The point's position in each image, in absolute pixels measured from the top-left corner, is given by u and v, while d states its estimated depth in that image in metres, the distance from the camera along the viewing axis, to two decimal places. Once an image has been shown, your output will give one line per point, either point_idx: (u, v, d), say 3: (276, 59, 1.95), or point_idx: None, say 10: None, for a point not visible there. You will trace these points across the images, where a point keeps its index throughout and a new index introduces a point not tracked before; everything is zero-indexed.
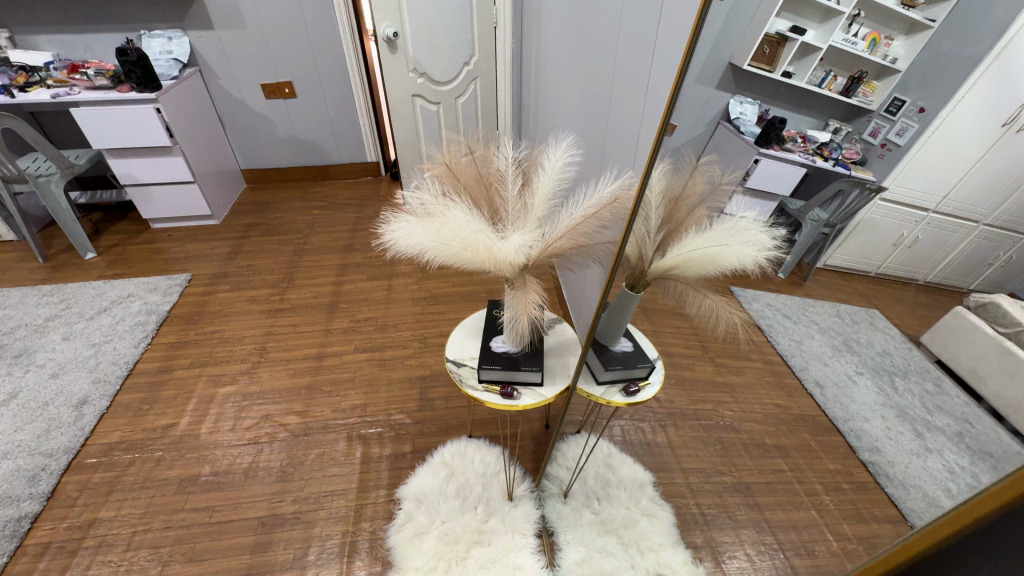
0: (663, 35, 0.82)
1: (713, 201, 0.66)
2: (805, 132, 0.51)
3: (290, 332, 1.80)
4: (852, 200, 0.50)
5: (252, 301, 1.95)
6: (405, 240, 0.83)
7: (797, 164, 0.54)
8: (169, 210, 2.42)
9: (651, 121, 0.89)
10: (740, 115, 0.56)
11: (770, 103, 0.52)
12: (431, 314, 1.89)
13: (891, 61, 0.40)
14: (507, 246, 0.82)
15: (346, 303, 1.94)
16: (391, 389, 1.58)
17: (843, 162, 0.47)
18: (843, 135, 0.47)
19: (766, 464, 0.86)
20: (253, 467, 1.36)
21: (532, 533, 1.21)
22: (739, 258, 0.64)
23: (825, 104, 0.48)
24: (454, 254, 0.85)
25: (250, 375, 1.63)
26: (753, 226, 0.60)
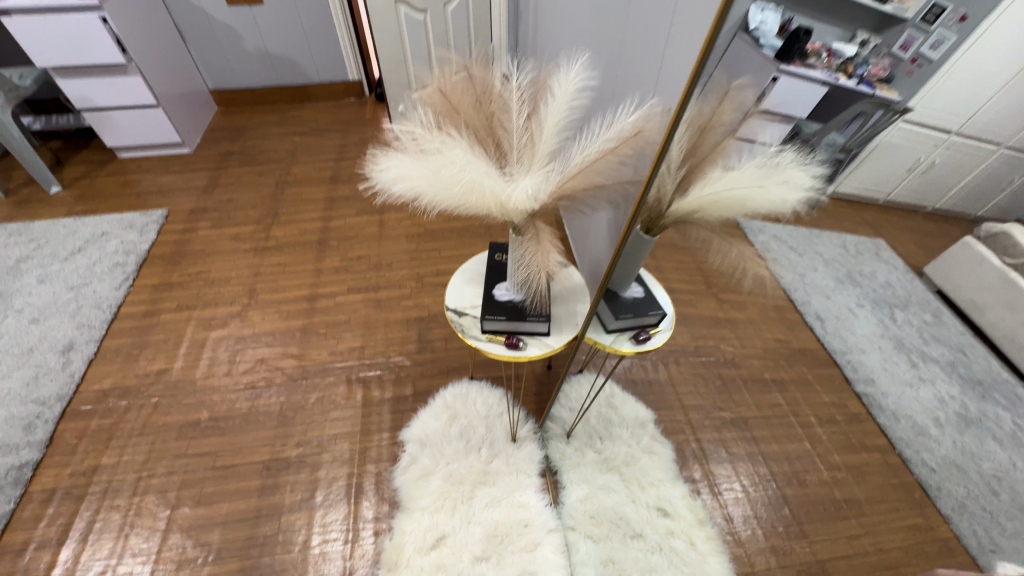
0: None
1: (743, 132, 0.57)
2: (831, 45, 0.43)
3: (280, 272, 1.72)
4: (872, 123, 0.46)
5: (236, 239, 1.85)
6: (400, 183, 0.73)
7: (818, 82, 0.46)
8: (134, 137, 2.22)
9: (684, 34, 0.75)
10: (761, 24, 0.47)
11: (794, 10, 0.43)
12: (427, 251, 1.80)
13: None
14: (517, 191, 0.73)
15: (336, 241, 1.83)
16: (389, 331, 1.54)
17: (868, 81, 0.43)
18: (871, 48, 0.41)
19: (762, 396, 1.27)
20: (253, 412, 1.34)
21: (536, 472, 1.22)
22: (774, 200, 0.57)
23: (854, 14, 0.40)
24: (455, 199, 0.76)
25: (242, 318, 1.57)
26: (787, 162, 0.54)
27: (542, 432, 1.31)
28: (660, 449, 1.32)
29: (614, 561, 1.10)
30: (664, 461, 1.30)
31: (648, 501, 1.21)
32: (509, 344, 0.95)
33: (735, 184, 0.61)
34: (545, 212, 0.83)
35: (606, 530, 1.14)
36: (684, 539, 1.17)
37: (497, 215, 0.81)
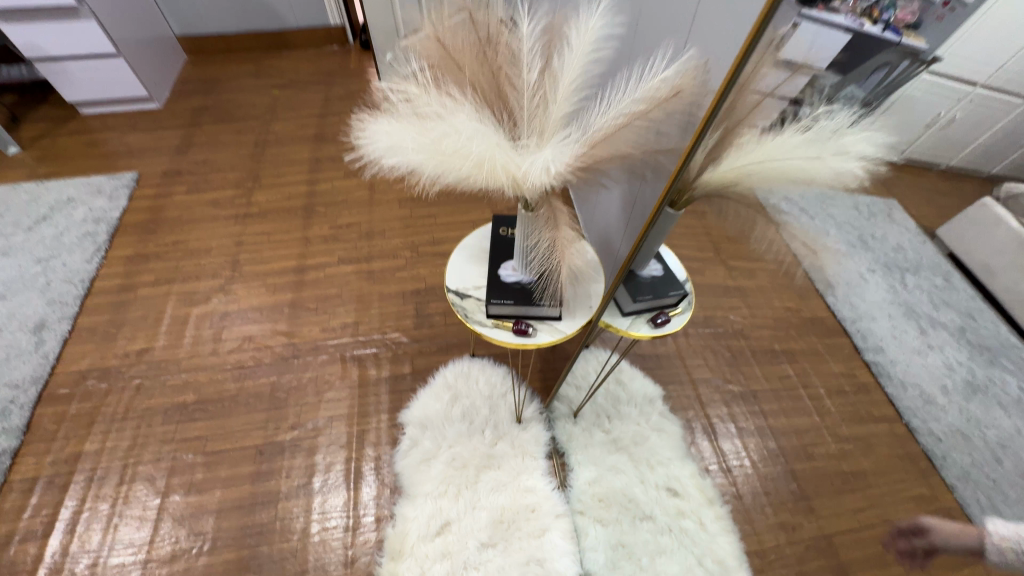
0: None
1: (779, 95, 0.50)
2: None
3: (264, 242, 1.60)
4: (897, 72, 0.42)
5: (216, 205, 1.71)
6: (395, 155, 0.63)
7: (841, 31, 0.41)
8: (96, 91, 2.02)
9: None
10: None
11: None
12: (422, 217, 1.68)
13: None
14: (532, 166, 0.64)
15: (323, 207, 1.71)
16: (384, 305, 1.45)
17: (895, 27, 0.39)
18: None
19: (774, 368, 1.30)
20: (242, 394, 1.27)
21: (542, 455, 1.17)
22: (834, 171, 0.51)
23: None
24: (459, 174, 0.66)
25: (226, 292, 1.47)
26: (838, 125, 0.49)
27: (548, 412, 1.25)
28: (670, 427, 1.26)
29: (624, 545, 1.07)
30: (675, 439, 1.24)
31: (657, 481, 1.17)
32: (516, 331, 0.87)
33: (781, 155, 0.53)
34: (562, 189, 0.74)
35: (615, 513, 1.11)
36: (695, 520, 1.14)
37: (507, 192, 0.72)
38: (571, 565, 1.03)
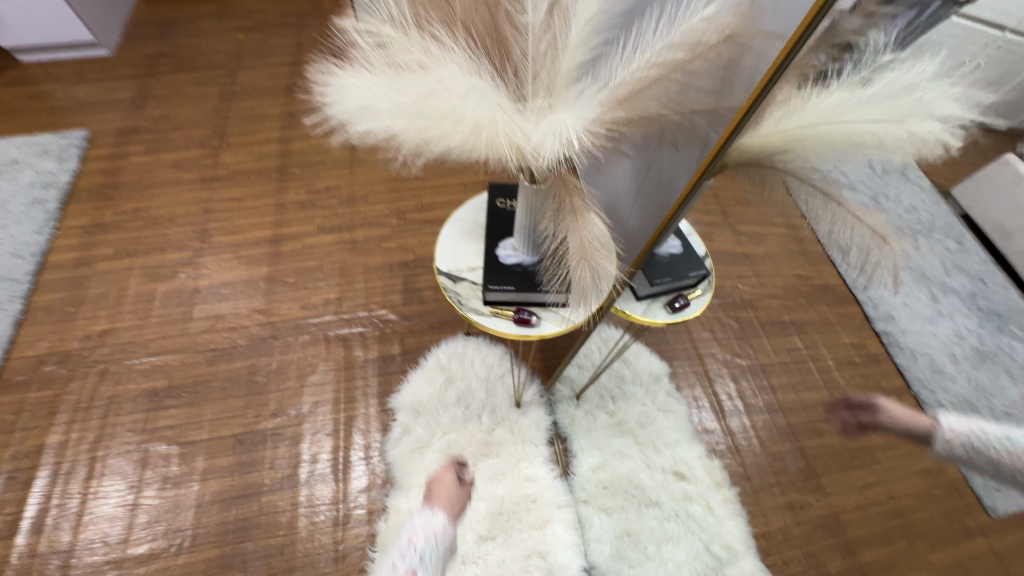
0: None
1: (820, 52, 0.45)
2: None
3: (235, 210, 1.46)
4: (929, 13, 0.41)
5: (180, 167, 1.55)
6: (372, 118, 0.53)
7: None
8: (34, 35, 1.78)
9: None
10: None
11: None
12: (409, 179, 1.53)
13: None
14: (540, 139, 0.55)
15: (299, 168, 1.55)
16: (369, 279, 1.33)
17: None
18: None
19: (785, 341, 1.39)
20: (217, 378, 1.17)
21: (544, 441, 1.10)
22: (915, 132, 0.45)
23: None
24: (452, 143, 0.56)
25: (195, 266, 1.34)
26: (914, 77, 0.45)
27: (548, 394, 1.17)
28: (676, 407, 1.21)
29: (630, 534, 1.03)
30: (680, 420, 1.19)
31: (663, 465, 1.11)
32: (519, 320, 0.77)
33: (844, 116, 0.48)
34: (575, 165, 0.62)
35: (620, 500, 1.06)
36: (701, 504, 1.10)
37: (508, 163, 0.61)
38: (575, 557, 0.98)
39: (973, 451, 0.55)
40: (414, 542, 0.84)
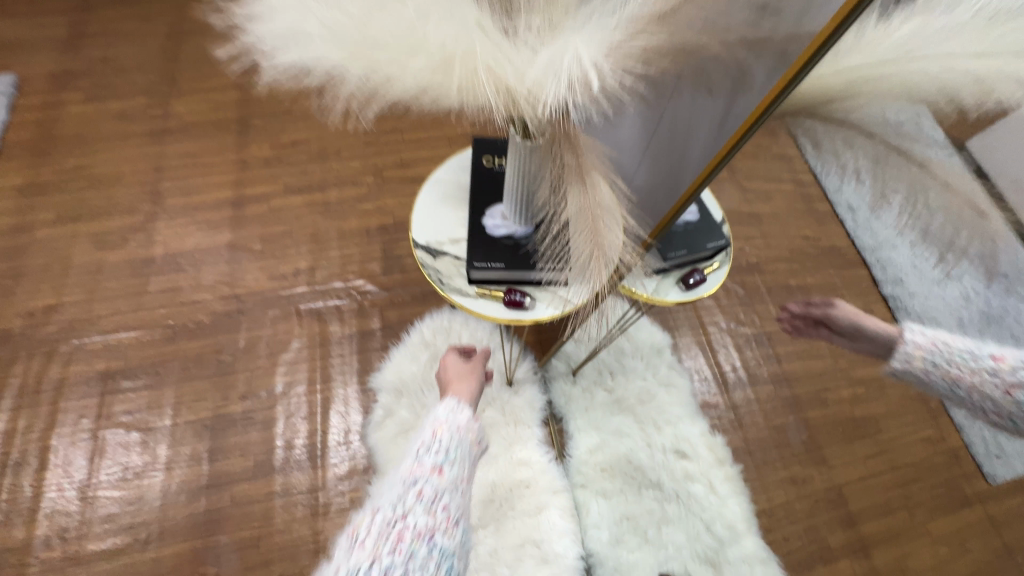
0: None
1: None
2: None
3: (190, 167, 1.30)
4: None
5: (124, 117, 1.36)
6: (308, 44, 0.41)
7: None
8: None
9: None
10: None
11: None
12: (386, 131, 1.36)
13: None
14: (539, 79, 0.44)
15: (261, 119, 1.37)
16: (344, 246, 1.21)
17: None
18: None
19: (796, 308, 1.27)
20: (179, 358, 1.07)
21: (537, 422, 1.04)
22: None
23: None
24: (416, 82, 0.44)
25: (148, 233, 1.20)
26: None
27: (543, 371, 1.09)
28: (680, 380, 1.11)
29: (628, 518, 0.97)
30: (684, 395, 1.11)
31: (664, 444, 1.04)
32: (511, 304, 0.68)
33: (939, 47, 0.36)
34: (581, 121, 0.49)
35: (619, 483, 1.00)
36: (704, 483, 1.03)
37: (497, 116, 0.49)
38: (570, 546, 0.94)
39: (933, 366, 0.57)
40: (438, 434, 0.74)
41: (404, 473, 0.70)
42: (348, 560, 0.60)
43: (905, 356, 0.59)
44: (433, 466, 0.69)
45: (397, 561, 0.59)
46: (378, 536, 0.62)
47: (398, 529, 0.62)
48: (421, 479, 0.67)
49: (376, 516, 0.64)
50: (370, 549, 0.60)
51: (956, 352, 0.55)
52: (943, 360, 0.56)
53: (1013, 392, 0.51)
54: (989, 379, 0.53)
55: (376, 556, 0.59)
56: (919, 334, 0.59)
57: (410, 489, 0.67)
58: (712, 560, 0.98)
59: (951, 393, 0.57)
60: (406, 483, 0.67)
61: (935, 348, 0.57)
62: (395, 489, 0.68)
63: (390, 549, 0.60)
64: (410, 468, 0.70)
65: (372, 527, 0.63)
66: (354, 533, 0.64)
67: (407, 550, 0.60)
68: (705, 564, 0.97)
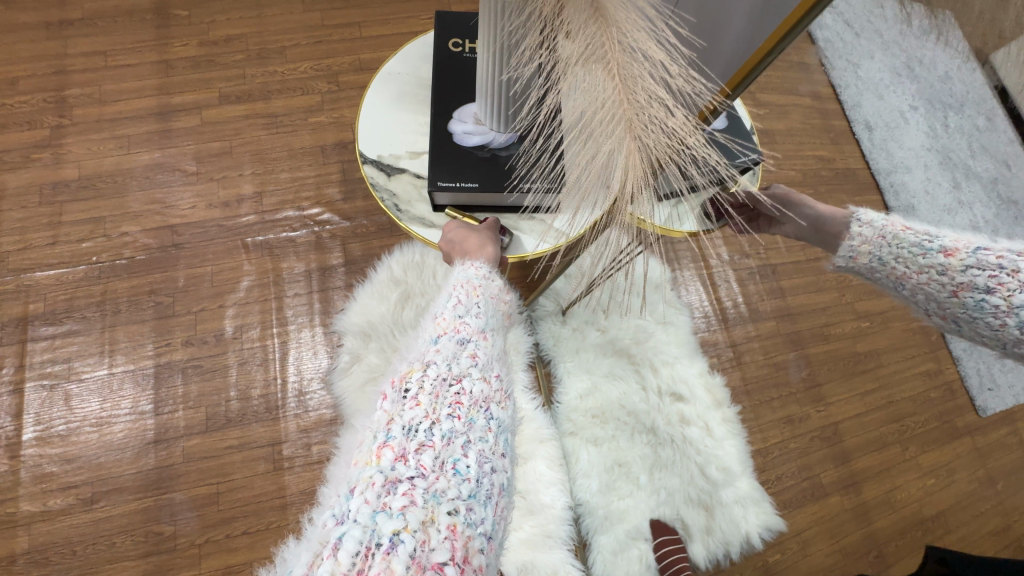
0: None
1: None
2: None
3: (100, 70, 1.06)
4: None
5: (9, 4, 1.10)
6: None
7: None
8: None
9: None
10: None
11: None
12: (339, 26, 1.12)
13: None
14: None
15: (183, 8, 1.12)
16: (295, 167, 1.03)
17: None
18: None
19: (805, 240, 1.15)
20: (110, 300, 0.92)
21: (524, 365, 0.94)
22: None
23: None
24: None
25: (54, 152, 1.00)
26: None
27: (530, 310, 0.98)
28: (677, 319, 1.03)
29: (621, 465, 0.91)
30: (681, 334, 1.02)
31: (660, 386, 0.97)
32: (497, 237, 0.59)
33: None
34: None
35: (611, 430, 0.93)
36: (699, 425, 0.97)
37: None
38: (558, 496, 0.88)
39: (875, 262, 0.49)
40: (474, 291, 0.53)
41: (439, 324, 0.50)
42: (396, 417, 0.43)
43: (851, 252, 0.51)
44: (479, 324, 0.50)
45: (458, 428, 0.43)
46: (434, 394, 0.44)
47: (455, 391, 0.45)
48: (472, 338, 0.49)
49: (425, 369, 0.46)
50: (425, 407, 0.43)
51: (905, 246, 0.46)
52: (893, 256, 0.47)
53: (961, 293, 0.42)
54: (937, 278, 0.44)
55: (436, 419, 0.42)
56: (867, 225, 0.50)
57: (460, 346, 0.48)
58: (705, 502, 0.93)
59: (895, 291, 0.49)
60: (451, 337, 0.48)
61: (884, 242, 0.48)
62: (435, 341, 0.49)
63: (449, 411, 0.43)
64: (447, 322, 0.50)
65: (422, 381, 0.45)
66: (399, 386, 0.45)
67: (467, 418, 0.44)
68: (697, 507, 0.93)
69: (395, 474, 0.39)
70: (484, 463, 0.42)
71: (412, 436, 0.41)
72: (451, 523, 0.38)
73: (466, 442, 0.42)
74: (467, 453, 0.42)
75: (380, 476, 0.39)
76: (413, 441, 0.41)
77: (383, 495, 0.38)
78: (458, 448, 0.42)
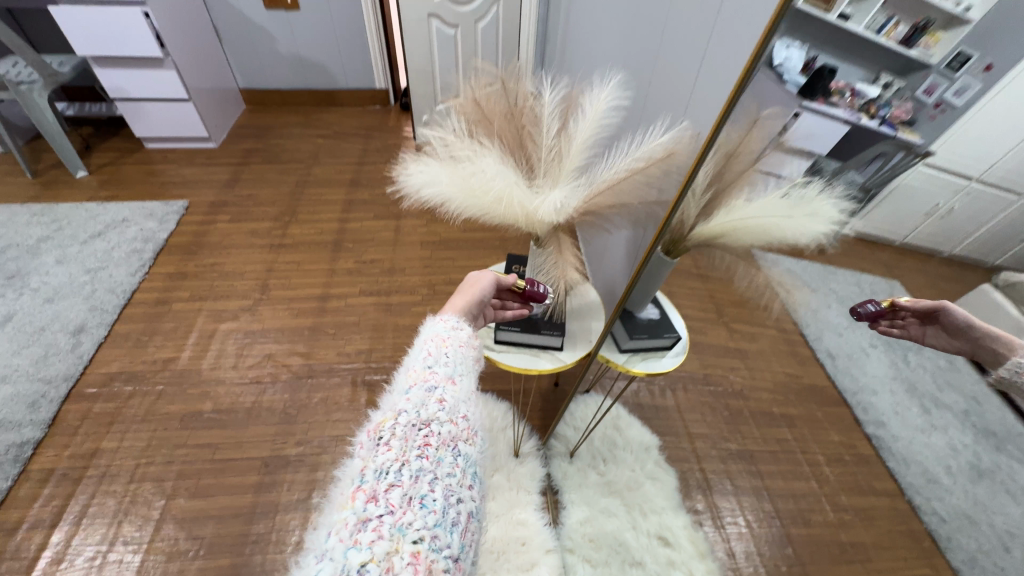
0: (715, 36, 0.76)
1: (774, 161, 0.55)
2: (854, 84, 0.43)
3: (293, 271, 1.73)
4: (894, 163, 0.45)
5: (254, 234, 1.86)
6: (425, 184, 0.76)
7: (839, 121, 0.46)
8: (164, 130, 2.22)
9: (712, 87, 0.77)
10: (784, 61, 0.47)
11: (822, 49, 0.44)
12: (442, 259, 1.79)
13: (964, 9, 0.35)
14: (544, 204, 0.76)
15: (351, 243, 1.84)
16: (398, 336, 1.53)
17: (890, 121, 0.42)
18: (894, 91, 0.40)
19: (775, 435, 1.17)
20: (256, 408, 1.34)
21: (537, 490, 1.22)
22: (800, 233, 0.57)
23: (878, 55, 0.40)
24: (474, 204, 0.77)
25: (252, 312, 1.58)
26: (814, 193, 0.53)
27: (545, 450, 1.31)
28: (665, 476, 1.27)
29: None
30: (668, 489, 1.25)
31: (649, 529, 1.16)
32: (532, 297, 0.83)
33: (767, 213, 0.58)
34: (569, 225, 0.83)
35: (605, 555, 1.12)
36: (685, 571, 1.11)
37: (522, 227, 0.82)
38: None
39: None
40: (444, 344, 0.63)
41: (410, 378, 0.58)
42: (370, 463, 0.47)
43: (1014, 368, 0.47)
44: (446, 373, 0.59)
45: (426, 467, 0.47)
46: (403, 439, 0.49)
47: (423, 433, 0.50)
48: (438, 385, 0.56)
49: (397, 417, 0.51)
50: (395, 451, 0.48)
51: None
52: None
53: None
54: None
55: (405, 460, 0.47)
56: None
57: (428, 394, 0.55)
58: None
59: None
60: (420, 386, 0.56)
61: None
62: (407, 391, 0.56)
63: (418, 453, 0.48)
64: (418, 374, 0.58)
65: (394, 428, 0.50)
66: (373, 436, 0.50)
67: (435, 457, 0.48)
68: None
69: (366, 512, 0.42)
70: (449, 495, 0.46)
71: (383, 478, 0.45)
72: (416, 550, 0.41)
73: (433, 478, 0.46)
74: (434, 487, 0.46)
75: (353, 517, 0.42)
76: (384, 482, 0.45)
77: (356, 533, 0.41)
78: (425, 484, 0.45)
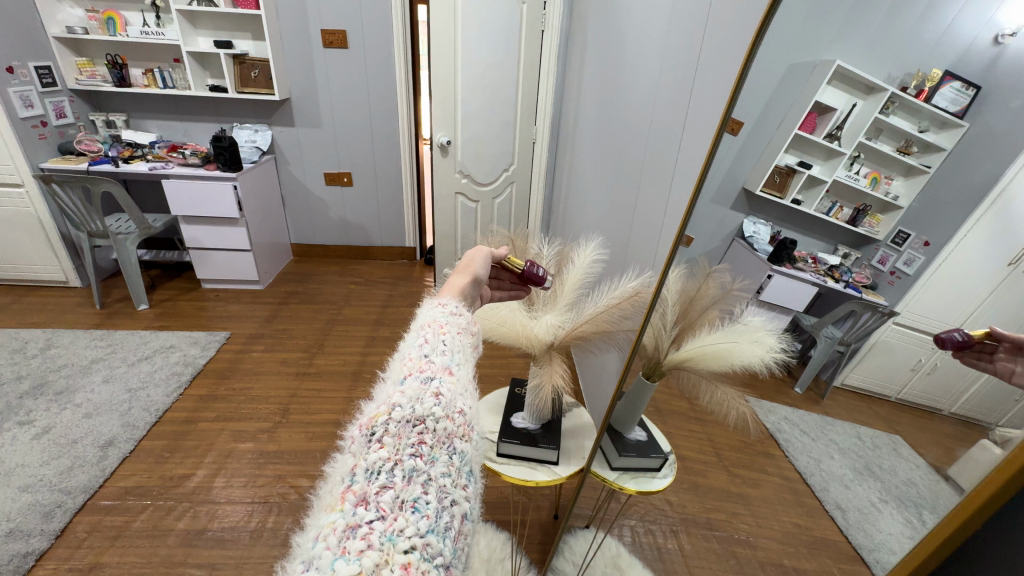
0: (671, 209, 1.04)
1: (725, 304, 0.67)
2: (815, 253, 0.50)
3: (314, 396, 1.87)
4: (864, 321, 0.46)
5: (282, 364, 2.05)
6: None
7: (808, 283, 0.52)
8: (222, 273, 2.58)
9: (667, 238, 1.03)
10: (755, 234, 0.58)
11: (782, 226, 0.53)
12: None
13: (892, 198, 0.42)
14: (539, 324, 0.98)
15: (370, 373, 2.02)
16: None
17: (854, 285, 0.45)
18: (852, 260, 0.46)
19: None
20: (259, 528, 1.36)
21: None
22: (749, 357, 0.64)
23: (833, 230, 0.48)
24: (487, 323, 0.99)
25: (270, 434, 1.68)
26: (759, 327, 0.60)
27: None
28: None
29: None
30: None
31: None
32: (533, 280, 0.94)
33: (722, 339, 0.69)
34: (562, 348, 1.01)
35: None
36: None
37: (522, 348, 1.01)
38: None
39: None
40: (441, 331, 0.62)
41: (407, 365, 0.56)
42: (361, 461, 0.45)
43: None
44: (443, 363, 0.57)
45: (420, 467, 0.45)
46: (397, 435, 0.47)
47: (418, 430, 0.48)
48: (436, 375, 0.55)
49: (390, 412, 0.49)
50: (389, 449, 0.46)
51: None
52: None
53: None
54: None
55: (398, 459, 0.45)
56: None
57: (425, 384, 0.53)
58: None
59: None
60: (416, 376, 0.54)
61: None
62: (403, 382, 0.53)
63: (411, 451, 0.46)
64: (414, 363, 0.56)
65: (387, 424, 0.48)
66: (365, 429, 0.48)
67: (429, 456, 0.47)
68: None
69: (357, 518, 0.41)
70: (443, 498, 0.45)
71: (374, 479, 0.43)
72: (407, 561, 0.39)
73: (427, 480, 0.45)
74: (427, 490, 0.45)
75: (342, 521, 0.40)
76: (375, 484, 0.43)
77: (344, 541, 0.39)
78: (418, 487, 0.44)
